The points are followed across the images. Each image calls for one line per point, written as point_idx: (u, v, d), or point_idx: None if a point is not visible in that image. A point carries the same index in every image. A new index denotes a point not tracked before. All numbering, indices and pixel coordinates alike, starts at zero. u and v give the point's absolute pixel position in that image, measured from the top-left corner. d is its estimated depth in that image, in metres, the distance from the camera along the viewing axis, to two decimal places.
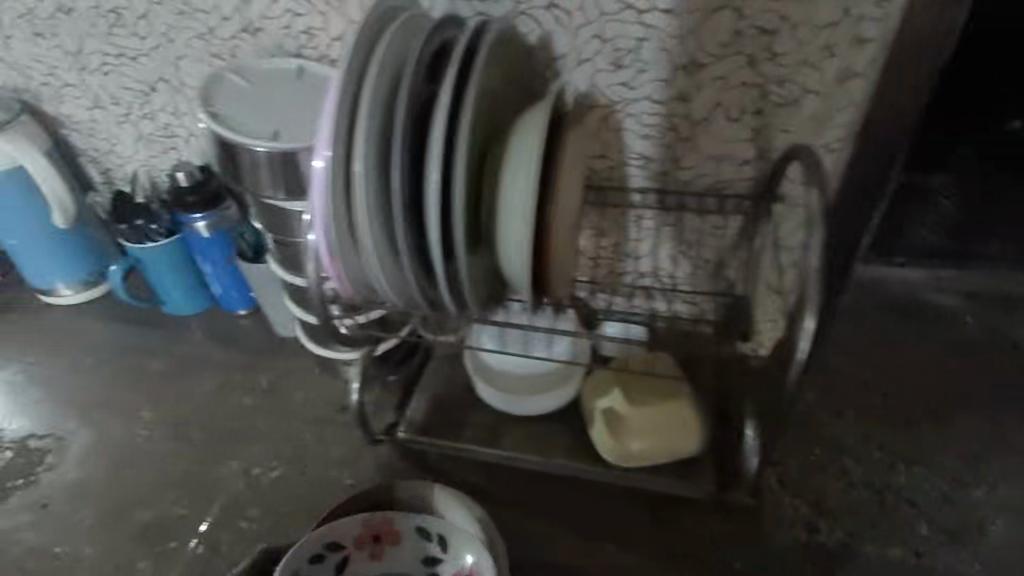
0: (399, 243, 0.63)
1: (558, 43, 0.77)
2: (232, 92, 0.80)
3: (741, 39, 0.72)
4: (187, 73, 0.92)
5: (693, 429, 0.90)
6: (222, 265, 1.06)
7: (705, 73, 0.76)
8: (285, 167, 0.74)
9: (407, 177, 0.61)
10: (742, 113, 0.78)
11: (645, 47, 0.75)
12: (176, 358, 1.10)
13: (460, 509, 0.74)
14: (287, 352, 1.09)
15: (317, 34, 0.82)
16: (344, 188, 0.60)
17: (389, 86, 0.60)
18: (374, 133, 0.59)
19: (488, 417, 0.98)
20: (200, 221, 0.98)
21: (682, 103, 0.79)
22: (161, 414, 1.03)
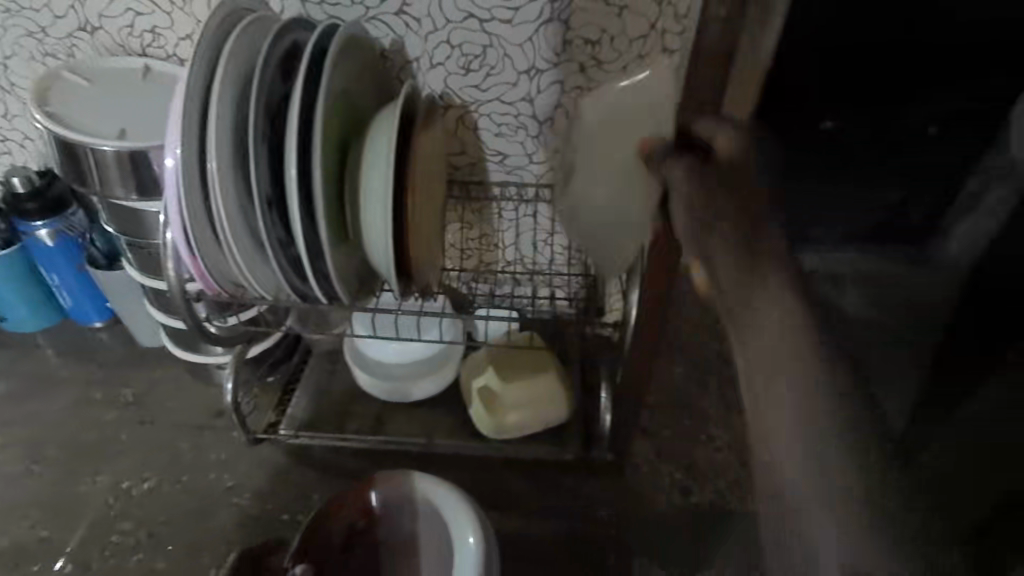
0: (260, 237, 0.66)
1: (411, 48, 0.84)
2: (70, 92, 0.78)
3: (570, 47, 0.83)
4: (17, 73, 0.87)
5: (562, 400, 0.98)
6: (73, 275, 1.00)
7: (543, 77, 0.86)
8: (134, 167, 0.74)
9: (263, 174, 0.64)
10: (579, 112, 0.89)
11: (489, 53, 0.84)
12: (28, 378, 1.03)
13: (466, 500, 0.79)
14: (156, 363, 1.05)
15: (164, 33, 0.82)
16: (199, 185, 0.62)
17: (239, 87, 0.63)
18: (227, 132, 0.61)
19: (372, 408, 1.01)
20: (42, 229, 0.93)
21: (527, 103, 0.88)
22: (12, 438, 0.96)
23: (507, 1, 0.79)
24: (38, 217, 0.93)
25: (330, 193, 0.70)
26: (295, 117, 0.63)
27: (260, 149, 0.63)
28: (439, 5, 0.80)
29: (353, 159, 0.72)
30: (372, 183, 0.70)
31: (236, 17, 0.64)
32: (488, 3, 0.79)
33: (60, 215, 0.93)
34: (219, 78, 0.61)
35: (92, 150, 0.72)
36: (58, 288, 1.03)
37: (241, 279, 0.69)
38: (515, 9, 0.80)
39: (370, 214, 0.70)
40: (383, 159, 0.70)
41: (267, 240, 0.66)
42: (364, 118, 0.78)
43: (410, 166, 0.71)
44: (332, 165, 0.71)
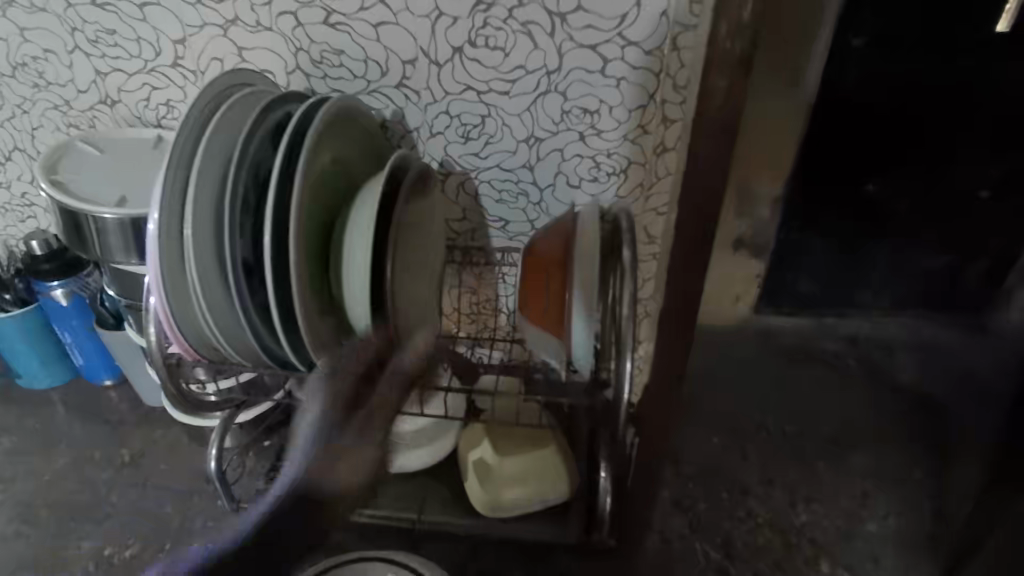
0: (236, 304, 0.65)
1: (411, 119, 0.84)
2: (84, 161, 0.81)
3: (568, 117, 0.82)
4: (44, 143, 0.92)
5: (562, 472, 0.92)
6: (85, 333, 1.03)
7: (543, 145, 0.85)
8: (131, 233, 0.75)
9: (241, 241, 0.64)
10: (580, 179, 0.87)
11: (488, 123, 0.83)
12: (35, 434, 1.04)
13: None
14: (160, 425, 1.05)
15: (177, 106, 0.86)
16: (174, 252, 0.62)
17: (222, 160, 0.64)
18: (208, 202, 0.62)
19: (368, 476, 0.98)
20: (57, 288, 0.96)
21: (527, 170, 0.87)
22: (10, 492, 0.96)
23: (504, 74, 0.79)
24: (54, 278, 0.96)
25: (312, 257, 0.69)
26: (275, 187, 0.63)
27: (240, 217, 0.63)
28: (437, 77, 0.80)
29: (339, 228, 0.72)
30: (355, 249, 0.69)
31: (226, 91, 0.66)
32: (485, 75, 0.80)
33: (76, 275, 0.96)
34: (201, 151, 0.62)
35: (93, 217, 0.74)
36: (72, 346, 1.05)
37: (217, 343, 0.68)
38: (512, 80, 0.80)
39: (351, 283, 0.69)
40: (366, 227, 0.69)
41: (242, 306, 0.65)
42: (357, 185, 0.78)
43: (394, 234, 0.69)
44: (316, 231, 0.70)
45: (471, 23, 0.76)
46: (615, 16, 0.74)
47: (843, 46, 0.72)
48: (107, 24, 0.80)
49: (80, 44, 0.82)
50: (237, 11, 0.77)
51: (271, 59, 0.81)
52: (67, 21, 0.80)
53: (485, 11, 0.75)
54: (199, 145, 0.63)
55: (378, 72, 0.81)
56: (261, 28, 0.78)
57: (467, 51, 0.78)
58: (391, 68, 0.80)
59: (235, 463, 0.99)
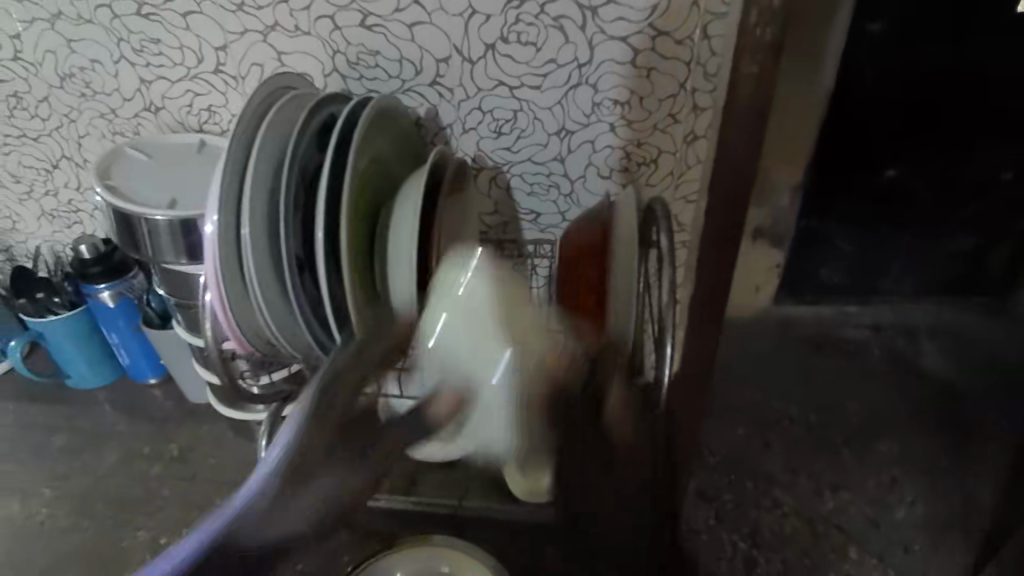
0: (290, 298, 0.68)
1: (444, 116, 0.86)
2: (132, 166, 0.84)
3: (599, 109, 0.83)
4: (90, 151, 0.95)
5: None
6: (131, 333, 1.07)
7: (574, 137, 0.86)
8: (182, 233, 0.78)
9: (294, 238, 0.67)
10: (611, 171, 0.88)
11: (520, 117, 0.85)
12: (86, 432, 1.08)
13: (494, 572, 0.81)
14: (204, 422, 1.08)
15: (219, 111, 0.88)
16: (232, 250, 0.65)
17: (273, 161, 0.66)
18: (262, 201, 0.65)
19: (407, 466, 1.00)
20: (104, 291, 1.00)
21: (559, 163, 0.89)
22: (65, 488, 1.00)
23: (536, 69, 0.81)
24: (102, 281, 0.99)
25: (359, 252, 0.72)
26: (324, 185, 0.66)
27: (292, 215, 0.66)
28: (470, 74, 0.82)
29: (382, 223, 0.74)
30: (400, 243, 0.72)
31: (274, 94, 0.69)
32: (518, 70, 0.81)
33: (123, 277, 1.00)
34: (255, 153, 0.65)
35: (145, 219, 0.77)
36: (118, 347, 1.09)
37: (272, 337, 0.70)
38: (544, 75, 0.81)
39: (396, 276, 0.72)
40: (409, 221, 0.72)
41: (296, 299, 0.68)
42: (396, 182, 0.80)
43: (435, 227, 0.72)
44: (361, 226, 0.73)
45: (504, 20, 0.78)
46: (646, 8, 0.75)
47: (860, 33, 0.66)
48: (152, 33, 0.83)
49: (126, 54, 0.85)
50: (277, 16, 0.80)
51: (309, 62, 0.83)
52: (113, 31, 0.83)
53: (518, 7, 0.77)
54: (252, 147, 0.66)
55: (413, 71, 0.83)
56: (300, 32, 0.81)
57: (499, 48, 0.80)
58: (425, 67, 0.82)
59: None
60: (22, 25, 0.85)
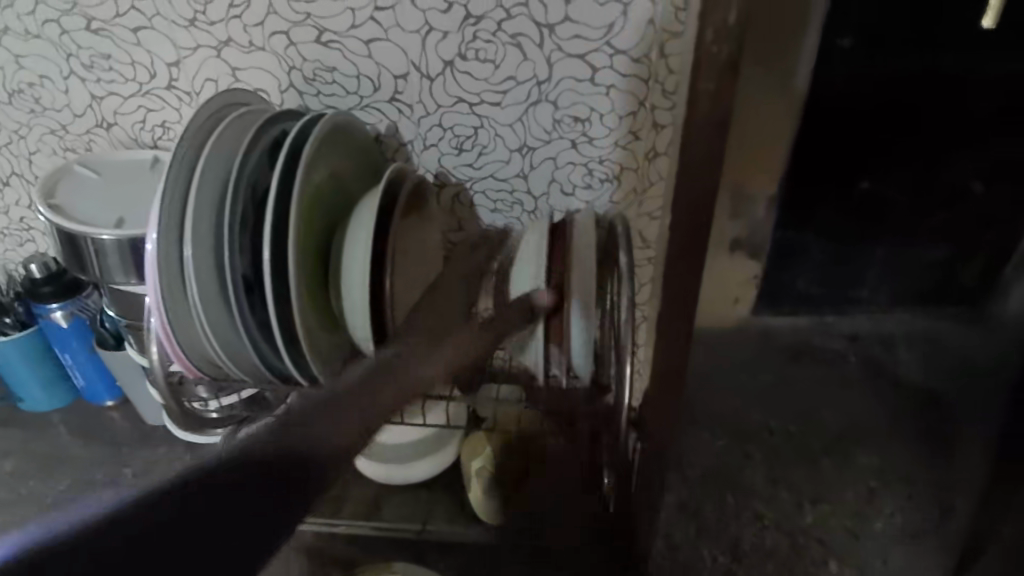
0: (237, 320, 0.66)
1: (404, 132, 0.85)
2: (80, 184, 0.82)
3: (559, 126, 0.83)
4: (41, 167, 0.92)
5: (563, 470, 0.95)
6: (85, 354, 1.04)
7: (536, 154, 0.85)
8: (130, 253, 0.76)
9: (241, 258, 0.65)
10: (573, 187, 0.88)
11: (481, 134, 0.84)
12: (36, 458, 1.04)
13: None
14: (162, 446, 1.05)
15: (173, 128, 0.86)
16: (174, 271, 0.63)
17: (219, 181, 0.65)
18: (206, 222, 0.63)
19: (371, 489, 0.97)
20: (57, 311, 0.97)
21: (521, 180, 0.88)
22: (12, 517, 0.96)
23: (495, 86, 0.80)
24: (55, 301, 0.96)
25: (311, 273, 0.70)
26: (271, 205, 0.64)
27: (238, 236, 0.64)
28: (429, 91, 0.81)
29: (335, 242, 0.73)
30: (353, 262, 0.70)
31: (221, 110, 0.67)
32: (477, 87, 0.81)
33: (76, 297, 0.97)
34: (199, 171, 0.63)
35: (91, 239, 0.75)
36: (73, 368, 1.06)
37: (218, 359, 0.68)
38: (504, 92, 0.81)
39: (349, 297, 0.70)
40: (362, 241, 0.70)
41: (243, 321, 0.66)
42: (354, 201, 0.79)
43: (389, 247, 0.71)
44: (314, 245, 0.71)
45: (461, 37, 0.77)
46: (603, 26, 0.75)
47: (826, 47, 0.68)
48: (101, 49, 0.81)
49: (76, 69, 0.83)
50: (231, 32, 0.78)
51: (265, 78, 0.82)
52: (62, 46, 0.81)
53: (475, 25, 0.76)
54: (196, 166, 0.64)
55: (371, 88, 0.82)
56: (254, 48, 0.79)
57: (457, 64, 0.79)
58: (383, 84, 0.81)
59: None
60: None
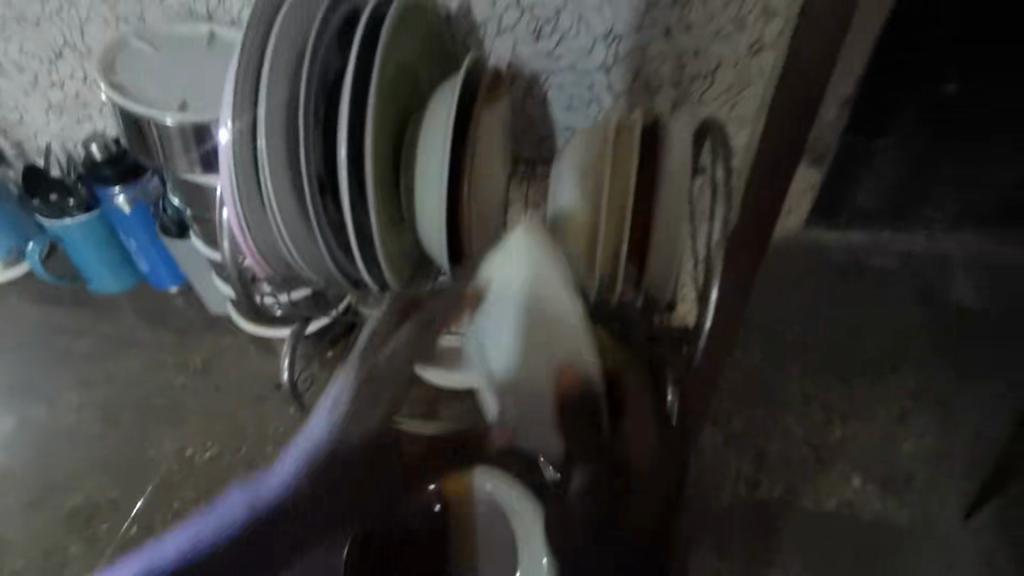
0: (310, 221, 0.63)
1: (478, 11, 0.77)
2: (136, 61, 0.78)
3: (653, 11, 0.73)
4: (94, 40, 0.87)
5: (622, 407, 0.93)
6: (149, 239, 1.03)
7: (623, 44, 0.77)
8: (193, 137, 0.73)
9: (316, 153, 0.61)
10: (659, 84, 0.79)
11: (563, 17, 0.76)
12: (105, 339, 1.08)
13: None
14: (224, 333, 1.08)
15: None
16: (250, 162, 0.60)
17: (292, 67, 0.59)
18: (279, 120, 0.59)
19: (426, 388, 0.98)
20: (121, 194, 0.96)
21: (603, 74, 0.79)
22: (90, 392, 1.01)
23: None
24: (118, 183, 0.95)
25: (384, 175, 0.65)
26: (348, 92, 0.60)
27: (312, 128, 0.60)
28: None
29: (410, 137, 0.67)
30: (430, 161, 0.65)
31: None
32: None
33: (142, 178, 0.95)
34: (270, 54, 0.58)
35: (155, 123, 0.72)
36: (138, 254, 1.07)
37: (291, 261, 0.66)
38: None
39: (424, 199, 0.66)
40: (439, 141, 0.65)
41: (317, 219, 0.63)
42: (421, 94, 0.71)
43: (467, 164, 0.65)
44: (389, 139, 0.66)
45: None
46: None
47: None
48: None
49: None
50: None
51: None
52: None
53: None
54: (262, 64, 0.59)
55: None
56: None
57: None
58: None
59: (303, 374, 1.01)
60: None
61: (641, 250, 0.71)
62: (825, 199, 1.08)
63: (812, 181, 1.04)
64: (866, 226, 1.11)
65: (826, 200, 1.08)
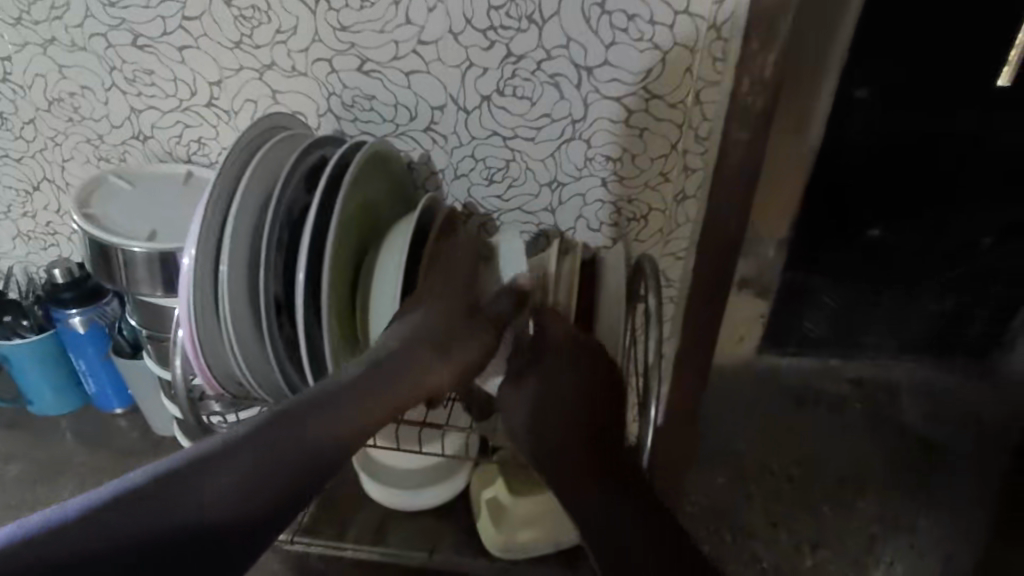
0: (265, 341, 0.66)
1: (437, 161, 0.86)
2: (113, 195, 0.83)
3: (590, 163, 0.84)
4: (74, 175, 0.93)
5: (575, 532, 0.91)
6: (98, 361, 1.03)
7: (565, 189, 0.86)
8: (160, 264, 0.77)
9: (275, 280, 0.65)
10: (598, 224, 0.88)
11: (512, 167, 0.85)
12: (40, 463, 1.04)
13: None
14: (167, 456, 1.05)
15: (209, 144, 0.88)
16: (209, 285, 0.63)
17: (259, 205, 0.65)
18: (243, 249, 0.64)
19: (374, 512, 0.95)
20: (76, 316, 0.97)
21: (548, 214, 0.88)
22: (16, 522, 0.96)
23: (530, 122, 0.81)
24: (74, 306, 0.97)
25: (340, 299, 0.70)
26: (310, 228, 0.65)
27: (274, 258, 0.65)
28: (464, 122, 0.82)
29: (368, 267, 0.73)
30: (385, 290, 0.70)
31: (276, 140, 0.68)
32: (512, 122, 0.82)
33: (99, 302, 0.97)
34: (240, 194, 0.64)
35: (123, 250, 0.76)
36: (86, 376, 1.06)
37: (241, 379, 0.68)
38: (538, 128, 0.82)
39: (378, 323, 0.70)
40: (394, 272, 0.71)
41: (271, 340, 0.66)
42: (382, 227, 0.78)
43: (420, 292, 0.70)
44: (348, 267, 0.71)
45: (500, 74, 0.78)
46: (642, 70, 0.76)
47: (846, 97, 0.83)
48: (146, 64, 0.82)
49: (118, 82, 0.84)
50: (274, 56, 0.80)
51: (303, 101, 0.83)
52: (107, 59, 0.83)
53: (514, 63, 0.77)
54: (232, 201, 0.64)
55: (408, 117, 0.83)
56: (297, 72, 0.81)
57: (494, 99, 0.80)
58: (419, 113, 0.82)
59: None
60: (13, 47, 0.84)
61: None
62: (774, 330, 1.09)
63: (758, 315, 1.05)
64: (816, 355, 1.13)
65: (774, 329, 1.08)
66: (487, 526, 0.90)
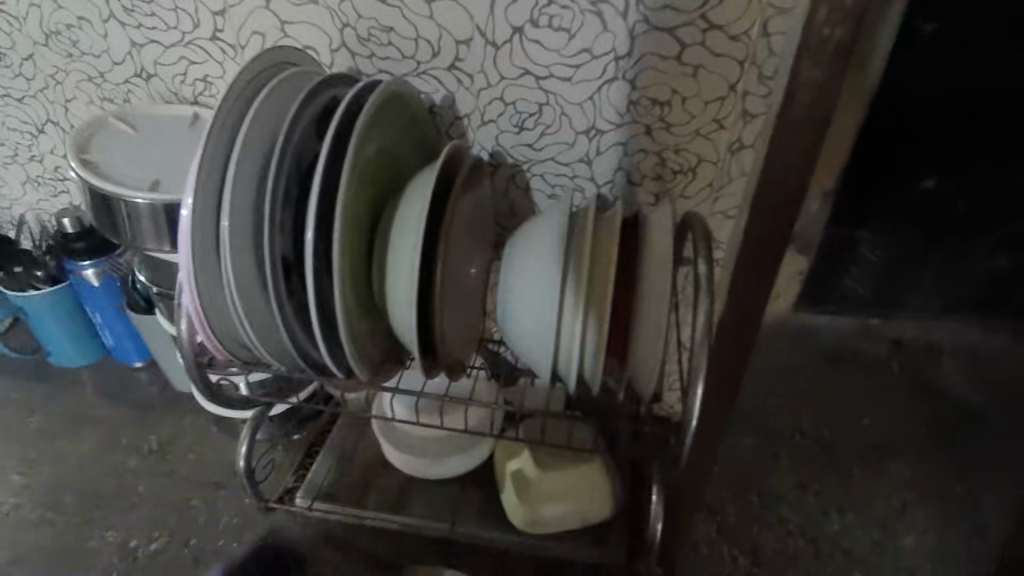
0: (270, 302, 0.60)
1: (462, 104, 0.77)
2: (116, 140, 0.78)
3: (635, 108, 0.74)
4: (77, 117, 0.88)
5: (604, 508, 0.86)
6: (115, 313, 1.00)
7: (605, 137, 0.77)
8: (163, 216, 0.71)
9: (282, 236, 0.59)
10: (641, 176, 0.79)
11: (546, 111, 0.76)
12: (62, 415, 1.03)
13: None
14: (187, 412, 1.03)
15: (215, 83, 0.80)
16: (211, 241, 0.58)
17: (262, 152, 0.59)
18: (245, 201, 0.58)
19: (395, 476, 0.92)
20: (88, 268, 0.93)
21: (585, 165, 0.79)
22: (38, 472, 0.96)
23: (567, 59, 0.72)
24: (86, 258, 0.93)
25: (354, 258, 0.64)
26: (318, 178, 0.58)
27: (279, 212, 0.58)
28: (493, 59, 0.73)
29: (385, 223, 0.66)
30: (402, 249, 0.63)
31: (280, 78, 0.60)
32: (546, 59, 0.72)
33: (110, 253, 0.93)
34: (241, 141, 0.57)
35: (125, 201, 0.71)
36: (103, 328, 1.03)
37: (249, 342, 0.63)
38: (576, 66, 0.72)
39: (395, 286, 0.64)
40: (413, 230, 0.63)
41: (278, 302, 0.60)
42: (402, 178, 0.70)
43: (441, 252, 0.63)
44: (363, 223, 0.65)
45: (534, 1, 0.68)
46: None
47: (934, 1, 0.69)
48: None
49: (116, 13, 0.77)
50: None
51: (315, 34, 0.74)
52: None
53: None
54: (233, 148, 0.58)
55: (429, 53, 0.74)
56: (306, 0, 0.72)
57: (527, 32, 0.71)
58: (443, 49, 0.73)
59: (264, 459, 0.96)
60: None
61: (622, 344, 0.68)
62: None
63: None
64: None
65: None
66: (511, 498, 0.86)
